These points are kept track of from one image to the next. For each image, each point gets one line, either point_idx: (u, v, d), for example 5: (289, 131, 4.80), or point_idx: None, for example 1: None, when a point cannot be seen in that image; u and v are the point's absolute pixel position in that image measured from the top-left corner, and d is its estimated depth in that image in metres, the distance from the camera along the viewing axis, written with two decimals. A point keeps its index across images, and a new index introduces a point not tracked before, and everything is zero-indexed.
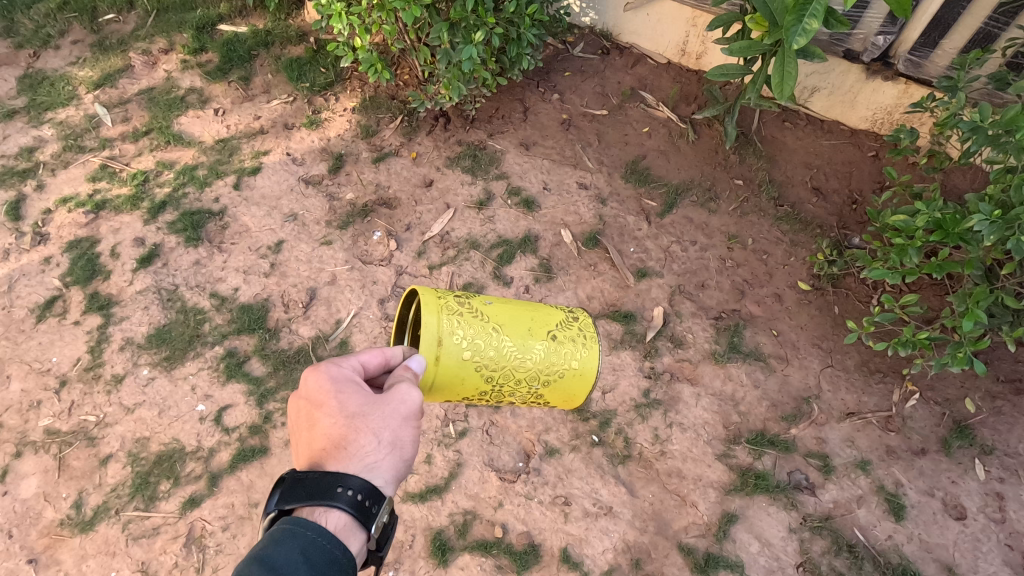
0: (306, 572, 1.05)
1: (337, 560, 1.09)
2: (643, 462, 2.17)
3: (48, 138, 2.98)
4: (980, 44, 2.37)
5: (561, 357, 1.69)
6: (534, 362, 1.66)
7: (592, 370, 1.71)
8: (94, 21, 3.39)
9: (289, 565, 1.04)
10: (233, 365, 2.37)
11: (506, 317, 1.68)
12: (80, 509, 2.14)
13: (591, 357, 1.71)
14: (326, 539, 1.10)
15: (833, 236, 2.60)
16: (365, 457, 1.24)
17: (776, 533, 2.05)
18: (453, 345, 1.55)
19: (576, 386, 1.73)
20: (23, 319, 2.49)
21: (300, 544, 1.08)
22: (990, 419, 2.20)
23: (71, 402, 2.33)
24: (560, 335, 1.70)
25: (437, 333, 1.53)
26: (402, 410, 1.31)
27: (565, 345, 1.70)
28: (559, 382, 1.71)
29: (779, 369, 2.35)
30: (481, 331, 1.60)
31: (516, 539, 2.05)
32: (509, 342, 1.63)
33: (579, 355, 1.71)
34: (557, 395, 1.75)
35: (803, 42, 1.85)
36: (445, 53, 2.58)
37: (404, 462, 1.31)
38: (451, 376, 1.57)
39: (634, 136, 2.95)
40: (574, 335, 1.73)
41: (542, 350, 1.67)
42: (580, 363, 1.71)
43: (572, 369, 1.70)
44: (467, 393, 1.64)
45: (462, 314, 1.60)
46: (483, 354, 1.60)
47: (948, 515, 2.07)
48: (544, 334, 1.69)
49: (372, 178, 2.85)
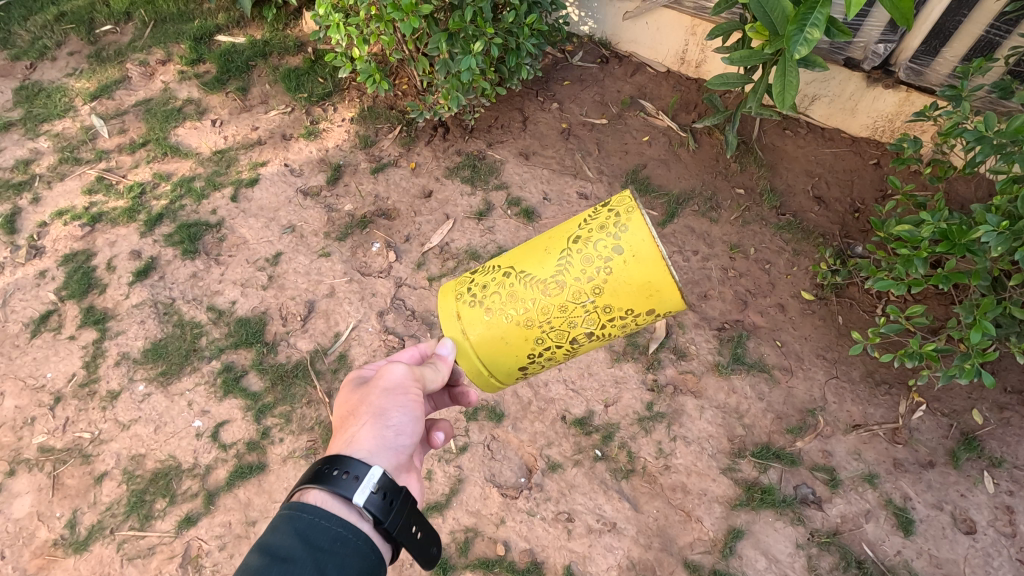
0: (304, 548, 1.06)
1: (337, 536, 1.10)
2: (646, 477, 2.14)
3: (44, 150, 2.96)
4: (981, 52, 2.36)
5: (595, 253, 1.35)
6: (565, 278, 1.38)
7: (642, 245, 1.30)
8: (91, 33, 3.39)
9: (286, 547, 1.06)
10: (231, 381, 2.34)
11: (522, 254, 1.50)
12: (74, 528, 2.10)
13: (636, 233, 1.31)
14: (322, 518, 1.12)
15: (836, 245, 2.57)
16: (347, 433, 1.33)
17: (783, 549, 2.01)
18: (469, 312, 1.49)
19: (639, 276, 1.32)
20: (17, 334, 2.46)
21: (297, 527, 1.10)
22: (998, 431, 2.18)
23: (66, 419, 2.29)
24: (585, 232, 1.38)
25: (453, 309, 1.53)
26: (384, 384, 1.39)
27: (592, 240, 1.36)
28: (614, 280, 1.34)
29: (783, 381, 2.32)
30: (495, 285, 1.48)
31: (518, 556, 2.02)
32: (526, 274, 1.44)
33: (618, 238, 1.33)
34: (631, 299, 1.35)
35: (804, 51, 1.84)
36: (444, 63, 2.56)
37: (391, 434, 1.33)
38: (487, 340, 1.48)
39: (634, 144, 2.93)
40: (604, 221, 1.37)
41: (568, 259, 1.38)
42: (625, 246, 1.32)
43: (620, 261, 1.32)
44: (524, 348, 1.48)
45: (475, 280, 1.54)
46: (506, 302, 1.45)
47: (957, 529, 2.03)
48: (565, 242, 1.41)
49: (371, 189, 2.83)
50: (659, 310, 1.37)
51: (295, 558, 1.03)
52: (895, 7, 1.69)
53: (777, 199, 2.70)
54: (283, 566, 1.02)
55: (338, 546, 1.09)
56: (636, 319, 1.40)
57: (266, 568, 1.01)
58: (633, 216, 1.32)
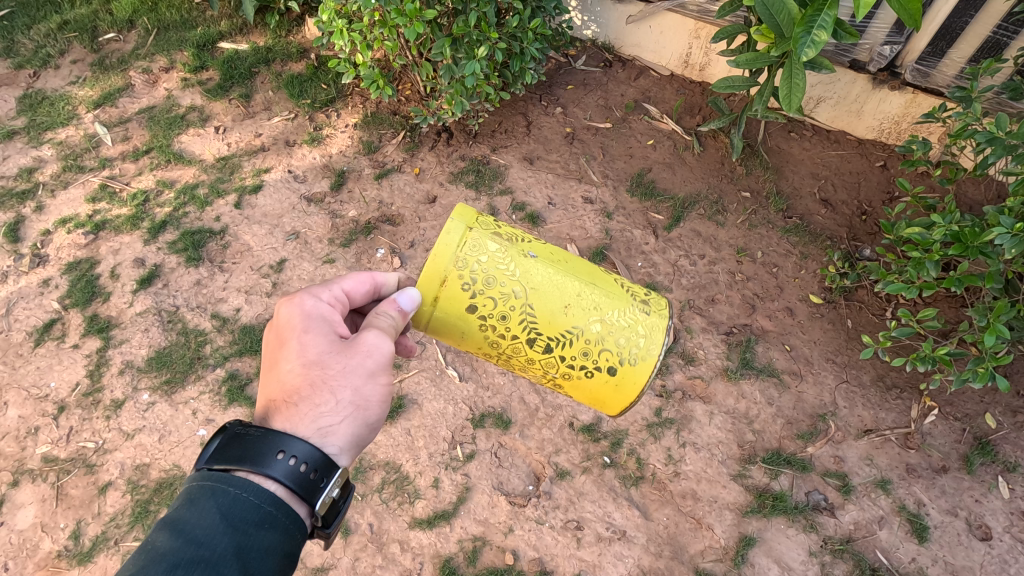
0: (225, 531, 1.01)
1: (265, 521, 1.04)
2: (656, 484, 2.12)
3: (47, 158, 2.95)
4: (989, 54, 2.34)
5: (595, 353, 1.45)
6: (555, 348, 1.44)
7: (632, 385, 1.48)
8: (94, 40, 3.38)
9: (203, 527, 1.00)
10: (235, 389, 2.33)
11: (544, 278, 1.42)
12: (79, 539, 2.08)
13: (637, 370, 1.47)
14: (252, 498, 1.05)
15: (844, 247, 2.55)
16: (320, 420, 1.20)
17: (796, 556, 1.98)
18: (459, 293, 1.36)
19: (605, 393, 1.51)
20: (21, 344, 2.45)
21: (220, 504, 1.03)
22: (1012, 435, 2.16)
23: (70, 428, 2.27)
24: (606, 329, 1.45)
25: (446, 273, 1.35)
26: (368, 369, 1.26)
27: (605, 341, 1.45)
28: (587, 383, 1.49)
29: (793, 386, 2.29)
30: (500, 287, 1.38)
31: (527, 566, 1.99)
32: (533, 311, 1.40)
33: (623, 360, 1.46)
34: (578, 394, 1.55)
35: (812, 53, 1.83)
36: (448, 68, 2.55)
37: (366, 426, 1.26)
38: (444, 326, 1.41)
39: (639, 148, 2.92)
40: (630, 332, 1.46)
41: (573, 340, 1.44)
42: (621, 372, 1.47)
43: (605, 376, 1.48)
44: (469, 348, 1.48)
45: (487, 261, 1.37)
46: (495, 314, 1.39)
47: (973, 536, 2.00)
48: (585, 320, 1.44)
49: (375, 195, 2.82)
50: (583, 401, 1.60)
51: (214, 543, 0.99)
52: (903, 8, 1.67)
53: (783, 201, 2.68)
54: (196, 553, 0.97)
55: (264, 530, 1.04)
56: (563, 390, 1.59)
57: (177, 554, 0.96)
58: (647, 358, 1.48)
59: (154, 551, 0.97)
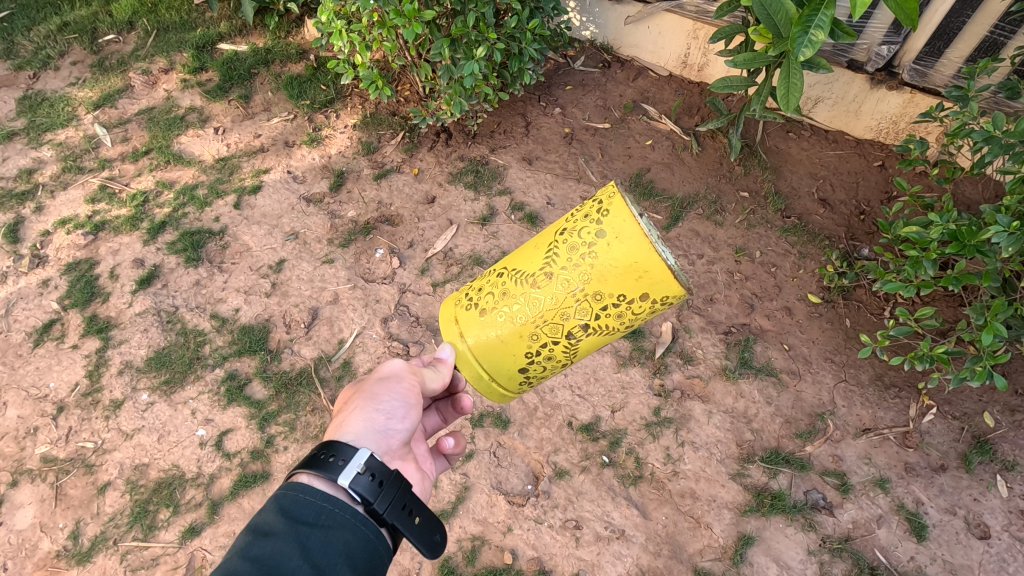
0: (287, 522, 1.02)
1: (321, 510, 1.05)
2: (655, 483, 2.12)
3: (47, 159, 2.95)
4: (987, 53, 2.35)
5: (579, 242, 1.35)
6: (553, 270, 1.39)
7: (625, 226, 1.27)
8: (94, 42, 3.39)
9: (269, 522, 1.02)
10: (234, 389, 2.33)
11: (516, 257, 1.54)
12: (77, 539, 2.08)
13: (616, 215, 1.29)
14: (306, 493, 1.07)
15: (842, 247, 2.55)
16: (340, 418, 1.34)
17: (794, 556, 1.98)
18: (468, 314, 1.54)
19: (624, 257, 1.29)
20: (21, 344, 2.45)
21: (282, 505, 1.06)
22: (1010, 434, 2.16)
23: (69, 428, 2.28)
24: (572, 222, 1.39)
25: (453, 313, 1.59)
26: (381, 376, 1.43)
27: (577, 229, 1.36)
28: (601, 264, 1.32)
29: (791, 386, 2.29)
30: (488, 284, 1.54)
31: (526, 565, 1.99)
32: (518, 272, 1.47)
33: (602, 223, 1.32)
34: (622, 283, 1.32)
35: (808, 53, 1.84)
36: (446, 69, 2.56)
37: (382, 416, 1.33)
38: (481, 342, 1.51)
39: (637, 149, 2.93)
40: (590, 208, 1.37)
41: (557, 250, 1.39)
42: (608, 229, 1.30)
43: (604, 244, 1.31)
44: (521, 346, 1.48)
45: (473, 286, 1.60)
46: (498, 301, 1.49)
47: (971, 535, 2.00)
48: (552, 237, 1.43)
49: (374, 195, 2.82)
50: (653, 294, 1.32)
51: (277, 533, 1.00)
52: (900, 8, 1.68)
53: (782, 201, 2.68)
54: (263, 543, 0.98)
55: (323, 518, 1.04)
56: (633, 309, 1.36)
57: (247, 546, 0.98)
58: (615, 199, 1.31)
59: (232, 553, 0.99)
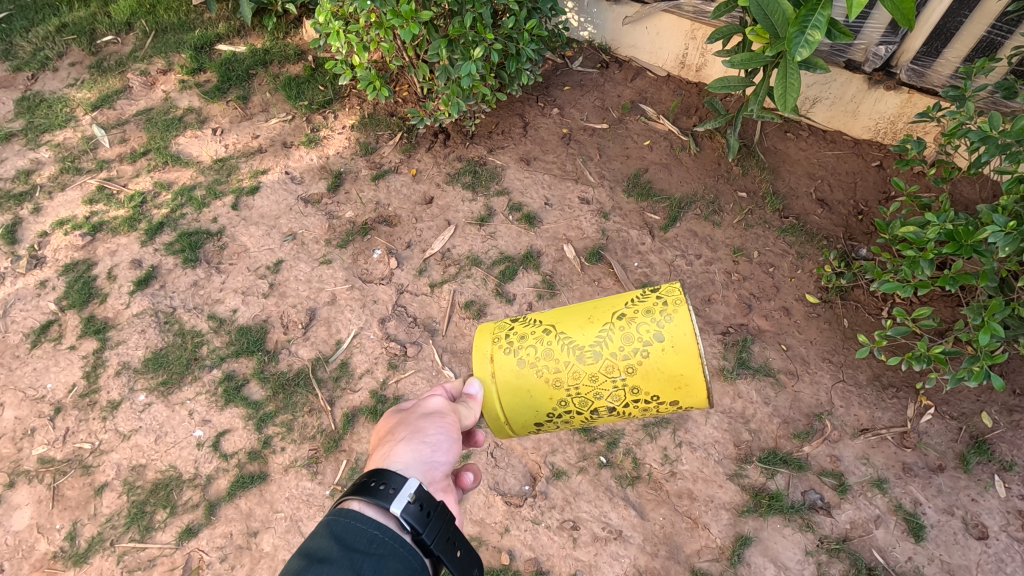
0: (341, 550, 1.03)
1: (371, 539, 1.06)
2: (653, 484, 2.12)
3: (45, 160, 2.95)
4: (984, 53, 2.35)
5: (636, 335, 1.44)
6: (603, 350, 1.46)
7: (685, 338, 1.40)
8: (92, 43, 3.39)
9: (324, 547, 1.04)
10: (232, 390, 2.32)
11: (562, 316, 1.56)
12: (74, 540, 2.07)
13: (678, 324, 1.42)
14: (359, 522, 1.09)
15: (840, 247, 2.55)
16: (384, 448, 1.31)
17: (792, 556, 1.98)
18: (507, 359, 1.52)
19: (672, 365, 1.42)
20: (18, 345, 2.45)
21: (335, 532, 1.07)
22: (1009, 434, 2.16)
23: (66, 429, 2.27)
24: (630, 311, 1.47)
25: (489, 349, 1.56)
26: (424, 409, 1.39)
27: (637, 321, 1.45)
28: (651, 362, 1.43)
29: (790, 386, 2.29)
30: (532, 335, 1.53)
31: (524, 566, 1.99)
32: (566, 337, 1.50)
33: (661, 326, 1.43)
34: (660, 385, 1.45)
35: (805, 53, 1.83)
36: (445, 69, 2.56)
37: (427, 449, 1.30)
38: (512, 392, 1.52)
39: (635, 149, 2.93)
40: (651, 304, 1.47)
41: (612, 333, 1.46)
42: (668, 335, 1.42)
43: (659, 347, 1.42)
44: (548, 407, 1.52)
45: (513, 329, 1.57)
46: (542, 358, 1.50)
47: (969, 535, 2.00)
48: (608, 316, 1.49)
49: (372, 196, 2.82)
50: (680, 401, 1.48)
51: (330, 560, 1.01)
52: (898, 7, 1.67)
53: (780, 201, 2.68)
54: (318, 568, 0.99)
55: (374, 548, 1.04)
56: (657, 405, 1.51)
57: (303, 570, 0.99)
58: (680, 310, 1.43)
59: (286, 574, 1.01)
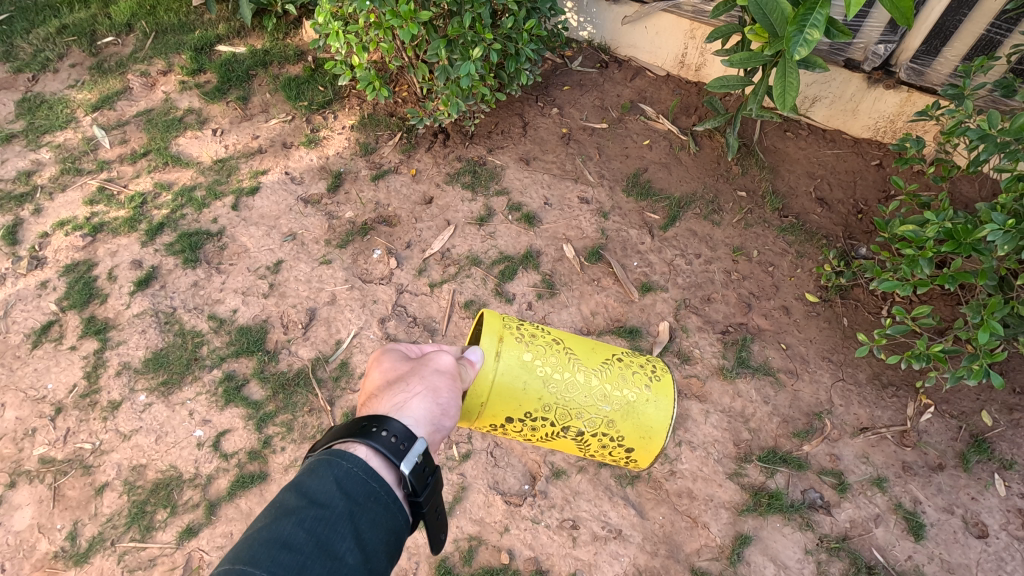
0: (341, 499, 1.05)
1: (372, 492, 1.08)
2: (652, 483, 2.12)
3: (46, 162, 2.96)
4: (983, 51, 2.35)
5: (629, 379, 1.63)
6: (601, 379, 1.60)
7: (667, 397, 1.63)
8: (92, 45, 3.40)
9: (324, 491, 1.05)
10: (232, 390, 2.33)
11: (568, 337, 1.68)
12: (75, 540, 2.08)
13: (664, 385, 1.65)
14: (361, 471, 1.09)
15: (839, 245, 2.55)
16: (394, 398, 1.29)
17: (792, 555, 1.98)
18: (516, 346, 1.53)
19: (650, 416, 1.61)
20: (19, 345, 2.45)
21: (336, 475, 1.08)
22: (1009, 432, 2.16)
23: (67, 429, 2.28)
24: (628, 361, 1.68)
25: (500, 329, 1.55)
26: (435, 364, 1.38)
27: (633, 371, 1.66)
28: (634, 405, 1.60)
29: (789, 385, 2.29)
30: (543, 339, 1.60)
31: (523, 565, 1.99)
32: (571, 354, 1.61)
33: (650, 382, 1.65)
34: (631, 430, 1.62)
35: (803, 52, 1.83)
36: (444, 69, 2.56)
37: (438, 410, 1.31)
38: (508, 376, 1.50)
39: (634, 149, 2.93)
40: (642, 362, 1.71)
41: (611, 368, 1.63)
42: (654, 390, 1.64)
43: (645, 395, 1.62)
44: (529, 407, 1.54)
45: (523, 324, 1.61)
46: (548, 360, 1.56)
47: (969, 534, 2.00)
48: (609, 356, 1.68)
49: (372, 196, 2.83)
50: (634, 450, 1.66)
51: (331, 507, 1.03)
52: (895, 6, 1.67)
53: (779, 201, 2.68)
54: (319, 514, 1.02)
55: (373, 501, 1.07)
56: (613, 447, 1.65)
57: (302, 512, 1.02)
58: (666, 378, 1.69)
59: (282, 508, 1.03)
